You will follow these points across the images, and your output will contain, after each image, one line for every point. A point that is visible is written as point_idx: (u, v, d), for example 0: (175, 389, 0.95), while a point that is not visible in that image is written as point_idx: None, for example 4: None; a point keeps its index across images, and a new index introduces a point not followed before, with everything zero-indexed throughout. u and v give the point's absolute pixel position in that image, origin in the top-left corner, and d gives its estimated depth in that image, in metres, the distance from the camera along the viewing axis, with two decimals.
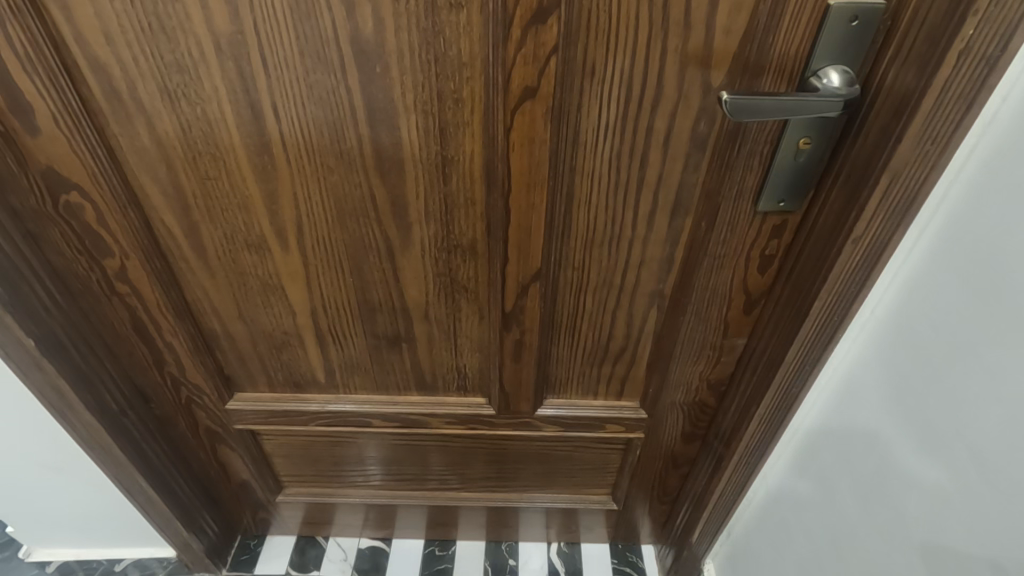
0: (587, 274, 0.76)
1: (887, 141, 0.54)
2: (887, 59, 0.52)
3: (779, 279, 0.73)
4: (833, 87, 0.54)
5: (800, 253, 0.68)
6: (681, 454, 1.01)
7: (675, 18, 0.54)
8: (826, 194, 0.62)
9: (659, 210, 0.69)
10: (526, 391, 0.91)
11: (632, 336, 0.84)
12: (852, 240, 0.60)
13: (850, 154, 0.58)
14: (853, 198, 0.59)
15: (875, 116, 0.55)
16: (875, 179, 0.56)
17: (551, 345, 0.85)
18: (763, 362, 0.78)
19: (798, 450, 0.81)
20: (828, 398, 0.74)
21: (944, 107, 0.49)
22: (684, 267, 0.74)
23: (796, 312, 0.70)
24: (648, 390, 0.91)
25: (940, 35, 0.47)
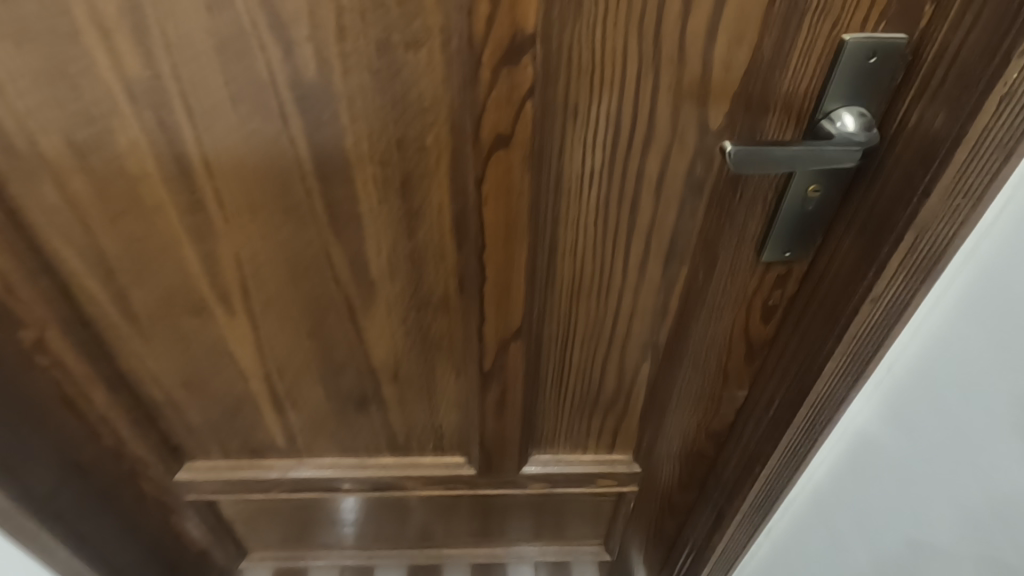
0: (574, 328, 0.68)
1: (912, 194, 0.47)
2: (910, 100, 0.46)
3: (784, 330, 0.65)
4: (850, 131, 0.47)
5: (805, 306, 0.61)
6: (677, 502, 0.92)
7: (668, 53, 0.47)
8: (836, 245, 0.55)
9: (652, 259, 0.61)
10: (509, 448, 0.83)
11: (624, 388, 0.77)
12: (870, 301, 0.54)
13: (865, 204, 0.51)
14: (870, 254, 0.52)
15: (894, 164, 0.48)
16: (897, 235, 0.49)
17: (537, 401, 0.77)
18: (766, 419, 0.71)
19: (804, 504, 0.76)
20: (838, 454, 0.68)
21: (979, 158, 0.43)
22: (681, 320, 0.67)
23: (805, 371, 0.63)
24: (642, 441, 0.86)
25: (977, 78, 0.41)
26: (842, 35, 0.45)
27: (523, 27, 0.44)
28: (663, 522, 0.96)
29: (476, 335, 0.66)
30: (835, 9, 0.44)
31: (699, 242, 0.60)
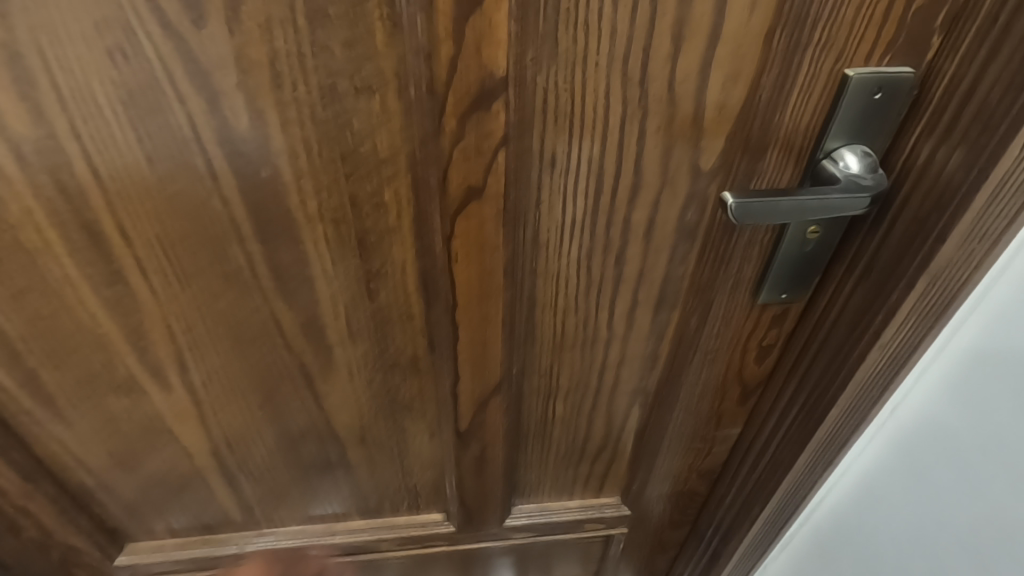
0: (558, 379, 0.62)
1: (925, 238, 0.43)
2: (917, 137, 0.41)
3: (780, 370, 0.61)
4: (858, 173, 0.43)
5: (803, 348, 0.56)
6: (669, 538, 0.88)
7: (656, 93, 0.41)
8: (838, 287, 0.51)
9: (640, 306, 0.56)
10: (489, 503, 0.77)
11: (612, 435, 0.71)
12: (877, 347, 0.49)
13: (870, 245, 0.47)
14: (878, 298, 0.47)
15: (902, 204, 0.43)
16: (908, 281, 0.45)
17: (518, 453, 0.72)
18: (762, 461, 0.67)
19: (804, 544, 0.72)
20: (840, 497, 0.64)
21: (998, 203, 0.39)
22: (671, 365, 0.62)
23: (807, 417, 0.58)
24: (632, 485, 0.79)
25: (999, 120, 0.37)
26: (846, 70, 0.41)
27: (494, 70, 0.38)
28: (655, 558, 0.92)
29: (450, 396, 0.60)
30: (838, 41, 0.39)
31: (690, 288, 0.55)
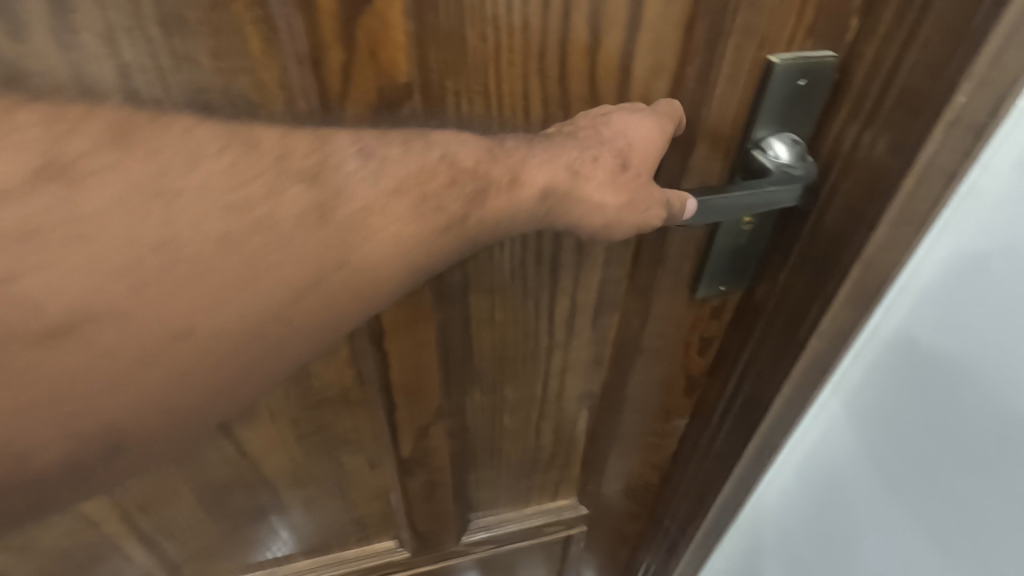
0: (503, 394, 0.59)
1: (858, 224, 0.42)
2: (842, 124, 0.40)
3: (722, 363, 0.59)
4: (788, 163, 0.41)
5: (743, 339, 0.56)
6: (628, 530, 0.88)
7: (576, 91, 0.38)
8: (774, 279, 0.50)
9: (581, 312, 0.54)
10: (443, 523, 0.73)
11: (563, 441, 0.70)
12: (817, 336, 0.48)
13: (803, 236, 0.46)
14: (817, 288, 0.46)
15: (831, 193, 0.42)
16: (842, 269, 0.44)
17: (469, 471, 0.68)
18: (712, 450, 0.66)
19: (756, 533, 0.71)
20: (788, 482, 0.63)
21: (925, 185, 0.39)
22: (618, 366, 0.61)
23: (754, 409, 0.57)
24: (587, 485, 0.78)
25: (924, 103, 0.36)
26: (769, 56, 0.39)
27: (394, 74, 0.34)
28: (617, 550, 0.92)
29: (389, 426, 0.56)
30: (760, 28, 0.38)
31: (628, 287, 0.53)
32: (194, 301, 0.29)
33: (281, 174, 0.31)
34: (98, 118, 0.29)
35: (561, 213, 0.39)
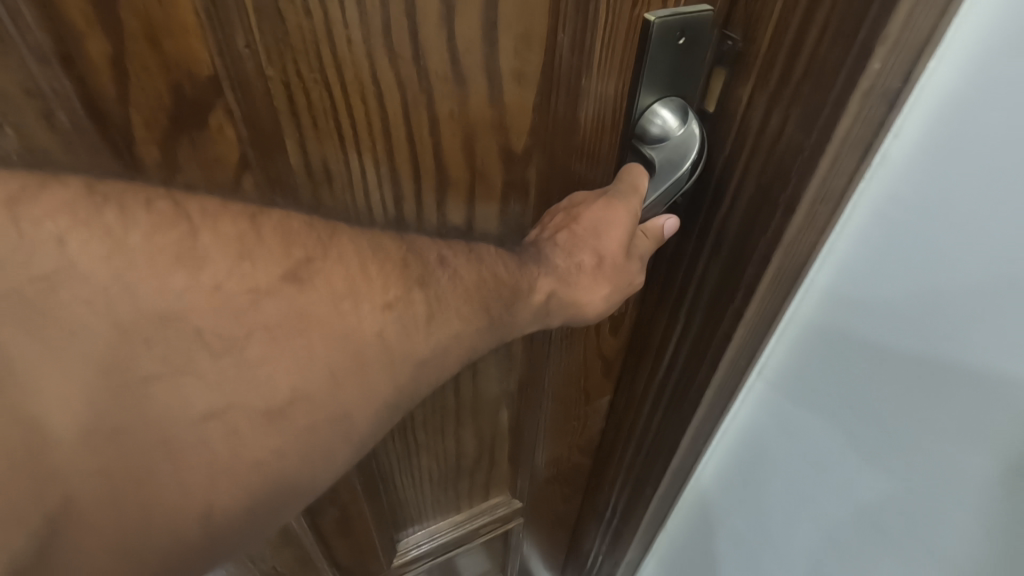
0: (410, 411, 0.54)
1: (775, 208, 0.37)
2: (751, 95, 0.35)
3: (648, 353, 0.55)
4: (679, 135, 0.37)
5: (662, 327, 0.51)
6: (565, 513, 0.87)
7: (437, 71, 0.32)
8: (691, 265, 0.45)
9: None
10: (369, 550, 0.68)
11: (486, 443, 0.65)
12: (742, 325, 0.44)
13: (718, 218, 0.41)
14: (729, 278, 0.43)
15: (742, 174, 0.38)
16: (754, 258, 0.40)
17: (387, 493, 0.63)
18: (647, 441, 0.62)
19: (697, 515, 0.68)
20: (727, 462, 0.59)
21: (841, 161, 0.34)
22: (530, 358, 0.57)
23: (684, 400, 0.54)
24: (517, 480, 0.75)
25: (836, 74, 0.31)
26: (644, 14, 0.34)
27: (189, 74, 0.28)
28: (557, 533, 0.91)
29: None
30: None
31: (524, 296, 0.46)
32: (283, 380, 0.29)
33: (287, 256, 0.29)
34: (272, 239, 0.29)
35: (555, 312, 0.42)
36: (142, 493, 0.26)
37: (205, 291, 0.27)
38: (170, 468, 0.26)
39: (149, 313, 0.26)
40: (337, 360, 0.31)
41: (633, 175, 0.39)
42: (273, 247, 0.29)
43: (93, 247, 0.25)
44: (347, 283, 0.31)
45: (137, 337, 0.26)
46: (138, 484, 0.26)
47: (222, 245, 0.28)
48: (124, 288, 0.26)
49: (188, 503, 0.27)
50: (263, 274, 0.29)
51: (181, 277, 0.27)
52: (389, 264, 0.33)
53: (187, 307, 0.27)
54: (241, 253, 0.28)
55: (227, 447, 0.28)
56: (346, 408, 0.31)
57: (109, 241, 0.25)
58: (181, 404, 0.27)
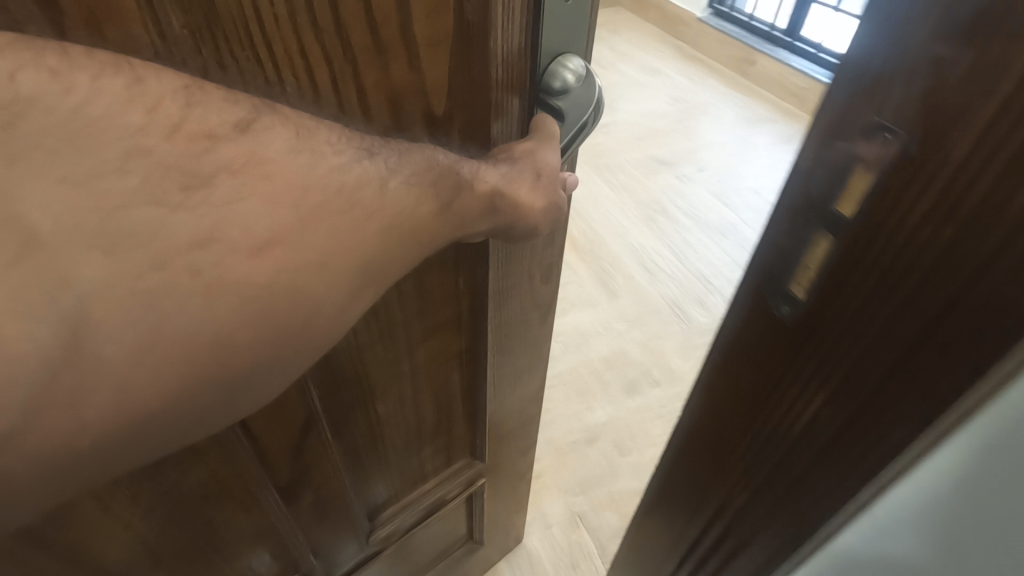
0: (369, 382, 0.57)
1: (957, 359, 0.34)
2: (929, 222, 0.32)
3: (748, 451, 0.52)
4: (578, 87, 0.46)
5: (753, 400, 0.49)
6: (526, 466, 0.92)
7: (358, 41, 0.36)
8: (824, 391, 0.42)
9: (426, 280, 0.53)
10: (336, 521, 0.69)
11: (443, 407, 0.69)
12: (886, 455, 0.42)
13: (863, 348, 0.38)
14: (848, 382, 0.40)
15: (894, 292, 0.35)
16: (891, 371, 0.38)
17: (355, 467, 0.66)
18: (741, 530, 0.59)
19: None
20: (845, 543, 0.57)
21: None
22: (472, 316, 0.60)
23: (794, 503, 0.51)
24: (478, 442, 0.78)
25: None
26: None
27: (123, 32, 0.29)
28: (520, 487, 0.97)
29: (255, 454, 0.52)
30: None
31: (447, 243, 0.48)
32: (245, 255, 0.32)
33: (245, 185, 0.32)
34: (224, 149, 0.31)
35: (505, 214, 0.45)
36: (149, 311, 0.29)
37: (165, 127, 0.29)
38: (173, 295, 0.29)
39: (113, 147, 0.28)
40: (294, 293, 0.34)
41: (542, 111, 0.46)
42: (215, 94, 0.31)
43: (43, 89, 0.27)
44: (297, 194, 0.34)
45: (109, 168, 0.28)
46: (145, 303, 0.29)
47: (167, 84, 0.30)
48: (84, 120, 0.27)
49: (201, 327, 0.30)
50: (216, 116, 0.31)
51: (134, 114, 0.29)
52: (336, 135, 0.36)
53: (151, 143, 0.29)
54: (189, 102, 0.30)
55: (222, 280, 0.31)
56: (323, 261, 0.35)
57: (57, 79, 0.27)
58: (167, 234, 0.29)
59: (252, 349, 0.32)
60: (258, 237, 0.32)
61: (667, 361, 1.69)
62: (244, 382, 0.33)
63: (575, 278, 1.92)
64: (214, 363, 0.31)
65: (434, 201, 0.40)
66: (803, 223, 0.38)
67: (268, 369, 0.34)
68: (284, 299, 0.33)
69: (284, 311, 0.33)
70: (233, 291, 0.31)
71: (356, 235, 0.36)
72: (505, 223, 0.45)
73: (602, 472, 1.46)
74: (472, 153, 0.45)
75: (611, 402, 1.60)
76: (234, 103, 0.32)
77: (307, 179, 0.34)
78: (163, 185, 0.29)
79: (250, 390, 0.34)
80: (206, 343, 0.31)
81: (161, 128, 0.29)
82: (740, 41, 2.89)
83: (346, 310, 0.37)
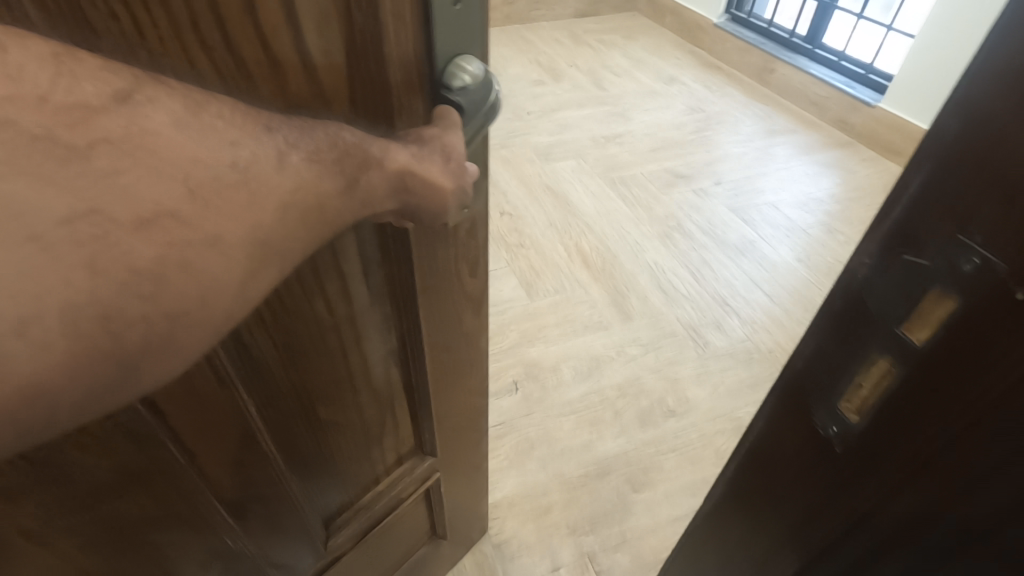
0: (301, 384, 0.58)
1: None
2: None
3: (802, 553, 0.48)
4: (476, 86, 0.48)
5: (808, 504, 0.45)
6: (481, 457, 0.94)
7: (242, 32, 0.37)
8: (898, 506, 0.39)
9: (351, 282, 0.53)
10: (288, 528, 0.70)
11: (385, 403, 0.70)
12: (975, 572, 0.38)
13: (952, 474, 0.35)
14: (926, 500, 0.37)
15: (986, 417, 0.31)
16: (977, 497, 0.34)
17: (301, 470, 0.67)
18: None
19: None
20: None
21: None
22: (401, 312, 0.61)
23: None
24: (426, 436, 0.79)
25: None
26: None
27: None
28: (478, 479, 0.99)
29: (190, 470, 0.52)
30: None
31: (353, 227, 0.49)
32: (127, 225, 0.32)
33: (121, 152, 0.32)
34: (98, 117, 0.31)
35: (416, 193, 0.46)
36: (21, 282, 0.29)
37: (32, 97, 0.29)
38: (46, 266, 0.29)
39: None
40: (183, 265, 0.34)
41: (444, 102, 0.48)
42: (91, 63, 0.32)
43: None
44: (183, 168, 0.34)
45: None
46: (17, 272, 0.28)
47: (36, 52, 0.30)
48: None
49: (79, 299, 0.30)
50: (90, 89, 0.31)
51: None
52: (229, 114, 0.37)
53: (14, 113, 0.29)
54: (60, 70, 0.31)
55: (101, 250, 0.31)
56: (219, 235, 0.35)
57: None
58: (39, 205, 0.29)
59: (141, 322, 0.32)
60: (140, 209, 0.32)
61: (681, 391, 1.70)
62: (137, 354, 0.33)
63: (587, 299, 1.94)
64: (104, 334, 0.31)
65: (337, 177, 0.41)
66: (864, 338, 0.34)
67: (166, 344, 0.34)
68: (174, 271, 0.33)
69: (174, 281, 0.33)
70: (116, 261, 0.31)
71: (255, 212, 0.37)
72: (416, 202, 0.46)
73: (611, 508, 1.46)
74: (378, 133, 0.46)
75: (622, 430, 1.61)
76: (113, 73, 0.33)
77: (198, 152, 0.34)
78: (31, 150, 0.29)
79: (149, 365, 0.34)
80: (86, 314, 0.30)
81: (30, 98, 0.29)
82: (757, 43, 2.90)
83: (252, 291, 0.38)
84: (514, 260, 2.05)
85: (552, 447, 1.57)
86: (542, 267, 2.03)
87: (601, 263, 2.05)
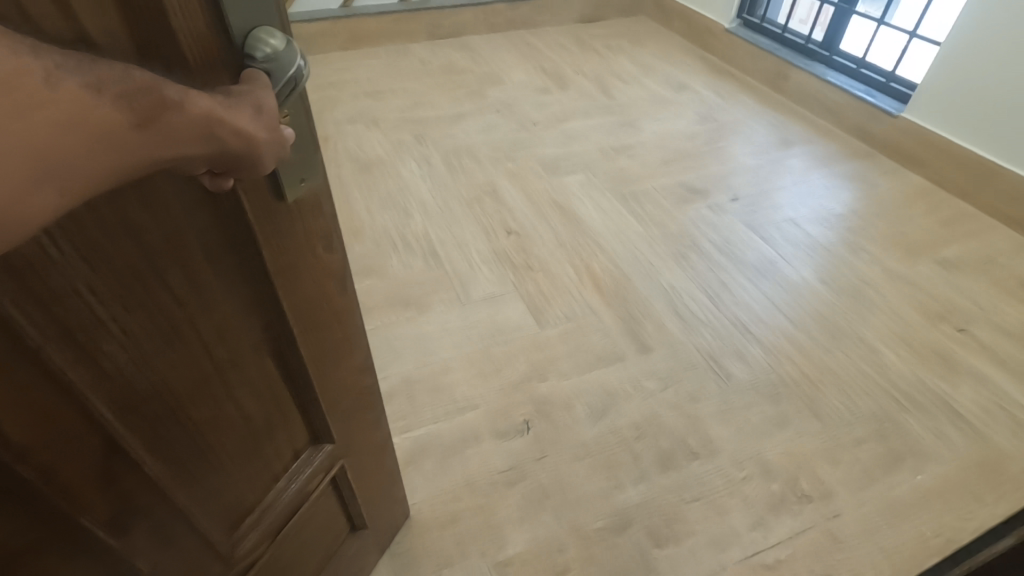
0: (167, 387, 0.54)
1: None
2: None
3: None
4: (283, 53, 0.47)
5: None
6: (375, 438, 0.96)
7: None
8: None
9: (197, 262, 0.52)
10: (184, 548, 0.65)
11: (269, 397, 0.69)
12: None
13: None
14: None
15: None
16: None
17: (193, 486, 0.63)
18: None
19: None
20: None
21: None
22: (263, 295, 0.60)
23: None
24: (317, 424, 0.80)
25: None
26: None
27: None
28: (379, 462, 1.00)
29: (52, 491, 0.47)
30: None
31: (163, 174, 0.45)
32: None
33: None
34: None
35: (229, 144, 0.43)
36: None
37: None
38: None
39: None
40: None
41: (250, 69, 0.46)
42: None
43: None
44: None
45: None
46: None
47: None
48: None
49: None
50: None
51: None
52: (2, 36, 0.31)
53: None
54: None
55: None
56: None
57: None
58: None
59: None
60: None
61: (704, 431, 1.55)
62: None
63: (602, 326, 1.80)
64: None
65: (127, 112, 0.36)
66: None
67: None
68: None
69: None
70: None
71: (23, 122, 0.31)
72: (226, 154, 0.43)
73: (635, 567, 1.31)
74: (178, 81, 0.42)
75: (644, 476, 1.46)
76: None
77: None
78: None
79: None
80: None
81: None
82: (770, 49, 2.81)
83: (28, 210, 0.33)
84: (522, 282, 1.93)
85: (565, 496, 1.42)
86: (552, 291, 1.91)
87: (612, 285, 1.93)
